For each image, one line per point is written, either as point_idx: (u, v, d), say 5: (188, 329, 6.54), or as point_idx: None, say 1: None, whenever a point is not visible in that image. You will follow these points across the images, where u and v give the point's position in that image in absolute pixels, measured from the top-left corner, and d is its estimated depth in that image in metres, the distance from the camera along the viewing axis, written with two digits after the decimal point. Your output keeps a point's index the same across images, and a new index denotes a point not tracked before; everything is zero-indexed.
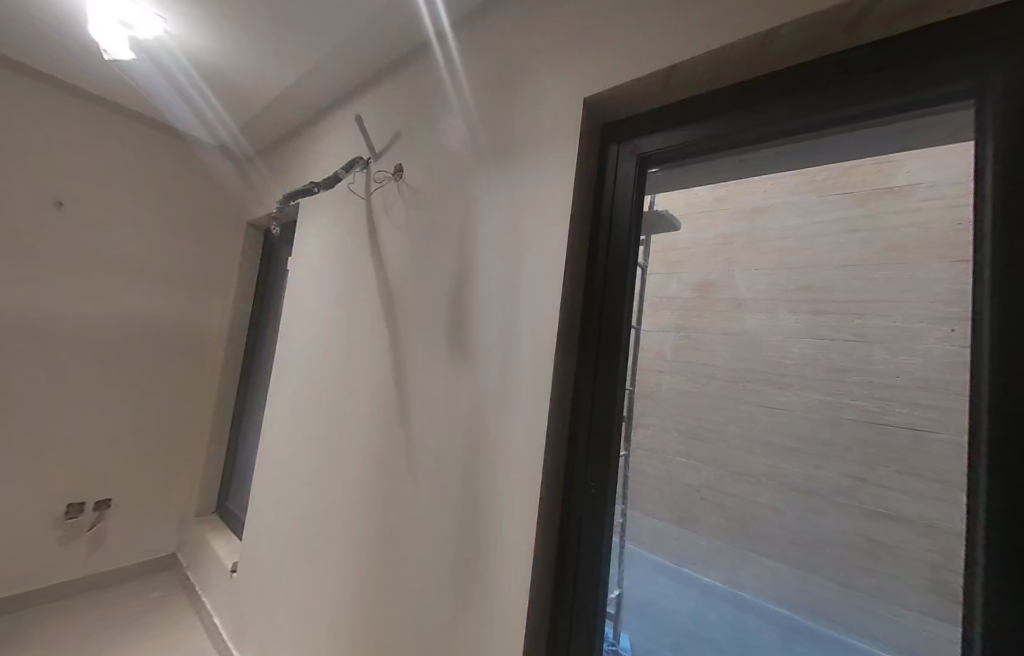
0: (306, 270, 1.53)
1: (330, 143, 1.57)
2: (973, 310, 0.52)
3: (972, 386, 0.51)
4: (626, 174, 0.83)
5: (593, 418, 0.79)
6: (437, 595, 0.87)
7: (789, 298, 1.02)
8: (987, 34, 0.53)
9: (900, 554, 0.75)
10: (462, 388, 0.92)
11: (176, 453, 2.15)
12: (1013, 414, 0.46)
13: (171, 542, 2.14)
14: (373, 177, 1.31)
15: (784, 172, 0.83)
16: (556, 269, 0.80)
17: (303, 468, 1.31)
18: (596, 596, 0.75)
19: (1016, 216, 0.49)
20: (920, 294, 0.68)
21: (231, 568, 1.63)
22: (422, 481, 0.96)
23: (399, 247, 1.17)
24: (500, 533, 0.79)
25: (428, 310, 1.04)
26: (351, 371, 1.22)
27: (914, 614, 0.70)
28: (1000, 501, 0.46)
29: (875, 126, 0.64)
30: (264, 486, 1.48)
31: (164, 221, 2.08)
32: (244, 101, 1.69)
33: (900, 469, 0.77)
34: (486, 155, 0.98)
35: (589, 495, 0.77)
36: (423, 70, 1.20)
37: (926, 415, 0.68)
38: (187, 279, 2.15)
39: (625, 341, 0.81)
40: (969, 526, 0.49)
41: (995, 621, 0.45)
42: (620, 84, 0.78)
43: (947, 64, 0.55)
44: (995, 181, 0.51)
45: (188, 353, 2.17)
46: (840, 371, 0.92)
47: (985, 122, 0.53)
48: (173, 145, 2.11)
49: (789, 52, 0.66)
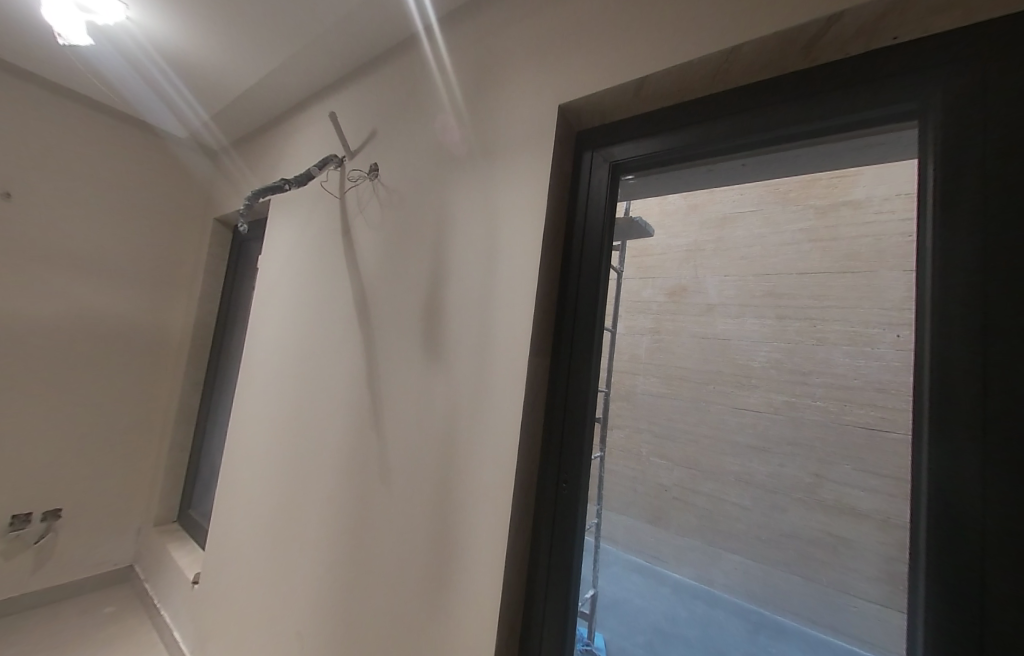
0: (276, 269, 1.48)
1: (304, 138, 1.53)
2: (917, 322, 0.57)
3: (916, 392, 0.55)
4: (600, 180, 0.85)
5: (567, 419, 0.80)
6: (409, 600, 0.86)
7: (755, 303, 1.03)
8: (929, 61, 0.57)
9: (857, 547, 0.79)
10: (437, 389, 0.91)
11: (135, 458, 2.04)
12: (951, 418, 0.51)
13: (127, 554, 2.02)
14: (348, 176, 1.29)
15: (750, 182, 0.87)
16: (530, 272, 0.81)
17: (272, 473, 1.27)
18: (567, 595, 0.76)
19: (956, 236, 0.53)
20: (875, 303, 0.71)
21: (192, 580, 1.56)
22: (396, 485, 0.95)
23: (374, 246, 1.15)
24: (473, 536, 0.79)
25: (404, 310, 1.03)
26: (323, 373, 1.19)
27: (870, 603, 0.74)
28: (940, 498, 0.51)
29: (831, 141, 0.68)
30: (229, 493, 1.42)
31: (124, 216, 1.98)
32: (214, 91, 1.63)
33: (855, 465, 0.81)
34: (465, 156, 0.98)
35: (562, 496, 0.78)
36: (401, 69, 1.19)
37: (876, 415, 0.72)
38: (150, 276, 2.05)
39: (599, 342, 0.82)
40: (914, 522, 0.54)
41: (937, 607, 0.50)
42: (593, 93, 0.80)
43: (894, 87, 0.59)
44: (934, 202, 0.56)
45: (150, 354, 2.07)
46: (803, 374, 0.97)
47: (927, 144, 0.57)
48: (135, 136, 2.01)
49: (752, 69, 0.69)
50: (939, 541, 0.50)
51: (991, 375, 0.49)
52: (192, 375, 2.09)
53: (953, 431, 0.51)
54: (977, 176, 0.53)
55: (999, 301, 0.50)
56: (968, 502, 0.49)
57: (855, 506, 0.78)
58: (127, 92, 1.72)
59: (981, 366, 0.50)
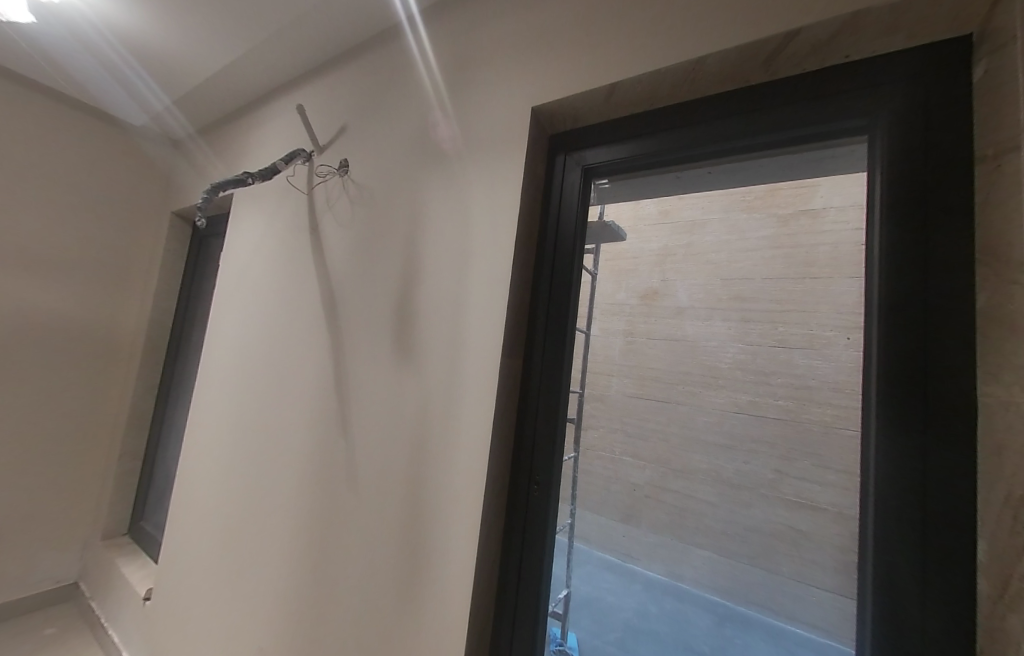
0: (239, 267, 1.41)
1: (272, 131, 1.48)
2: (866, 325, 0.60)
3: (864, 393, 0.59)
4: (572, 184, 0.86)
5: (538, 419, 0.81)
6: (377, 606, 0.84)
7: (722, 307, 1.08)
8: (877, 80, 0.61)
9: (814, 539, 0.83)
10: (408, 390, 0.89)
11: (81, 467, 1.90)
12: (896, 417, 0.54)
13: (72, 570, 1.88)
14: (317, 171, 1.25)
15: (718, 189, 0.90)
16: (503, 272, 0.81)
17: (233, 478, 1.21)
18: (538, 595, 0.76)
19: (899, 245, 0.57)
20: (832, 307, 0.74)
21: (145, 595, 1.46)
22: (363, 488, 0.92)
23: (343, 243, 1.12)
24: (444, 541, 0.78)
25: (374, 310, 1.00)
26: (288, 375, 1.15)
27: (823, 592, 0.78)
28: (885, 492, 0.54)
29: (790, 152, 0.71)
30: (185, 502, 1.34)
31: (72, 208, 1.84)
32: (175, 77, 1.55)
33: (810, 460, 0.85)
34: (437, 154, 0.97)
35: (534, 498, 0.79)
36: (374, 64, 1.17)
37: (831, 412, 0.76)
38: (100, 272, 1.92)
39: (570, 343, 0.83)
40: (863, 515, 0.57)
41: (884, 594, 0.53)
42: (564, 97, 0.81)
43: (845, 103, 0.63)
44: (881, 211, 0.59)
45: (99, 355, 1.93)
46: (765, 374, 1.01)
47: (875, 157, 0.61)
48: (85, 123, 1.88)
49: (716, 80, 0.71)
50: (884, 532, 0.53)
51: (931, 375, 0.53)
52: (146, 377, 1.97)
53: (899, 428, 0.54)
54: (919, 189, 0.56)
55: (937, 307, 0.53)
56: (909, 495, 0.53)
57: (813, 500, 0.81)
58: (80, 75, 1.61)
59: (921, 366, 0.54)
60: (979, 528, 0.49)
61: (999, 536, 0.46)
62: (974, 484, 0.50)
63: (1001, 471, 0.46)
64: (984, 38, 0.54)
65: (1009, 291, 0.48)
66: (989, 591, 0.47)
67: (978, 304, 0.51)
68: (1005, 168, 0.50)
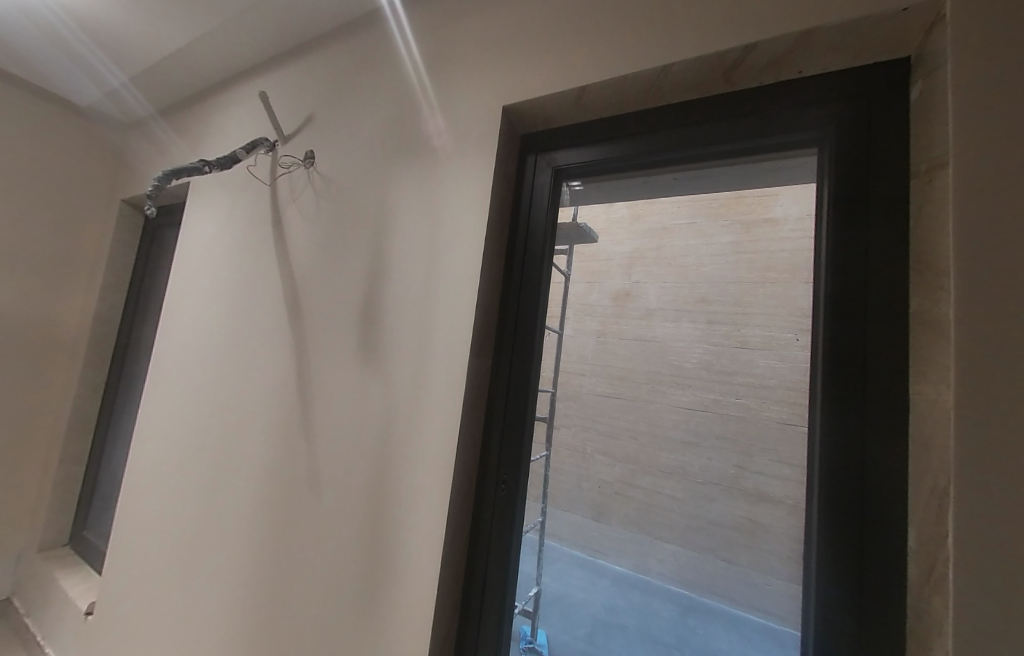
0: (195, 262, 1.34)
1: (234, 119, 1.42)
2: (813, 328, 0.63)
3: (811, 391, 0.62)
4: (543, 184, 0.87)
5: (506, 416, 0.81)
6: (339, 611, 0.82)
7: (688, 308, 1.14)
8: (827, 95, 0.64)
9: (765, 532, 0.86)
10: (374, 389, 0.88)
11: (15, 474, 1.75)
12: (838, 414, 0.58)
13: (3, 586, 1.73)
14: (280, 162, 1.20)
15: (683, 195, 0.92)
16: (473, 269, 0.80)
17: (186, 484, 1.14)
18: (504, 592, 0.76)
19: (846, 251, 0.60)
20: (787, 309, 0.77)
21: (87, 611, 1.37)
22: (325, 491, 0.90)
23: (308, 238, 1.08)
24: (409, 543, 0.76)
25: (339, 307, 0.97)
26: (246, 374, 1.10)
27: (772, 580, 0.82)
28: (828, 485, 0.57)
29: (747, 161, 0.75)
30: (133, 509, 1.26)
31: (9, 193, 1.69)
32: (129, 54, 1.44)
33: (760, 455, 0.88)
34: (407, 149, 0.95)
35: (500, 496, 0.79)
36: (344, 53, 1.14)
37: (781, 409, 0.80)
38: (39, 264, 1.77)
39: (540, 341, 0.83)
40: (808, 507, 0.60)
41: (827, 580, 0.56)
42: (534, 98, 0.81)
43: (797, 116, 0.66)
44: (828, 221, 0.62)
45: (35, 353, 1.78)
46: (728, 373, 1.05)
47: (823, 169, 0.64)
48: (24, 100, 1.72)
49: (680, 88, 0.73)
50: (828, 522, 0.57)
51: (871, 374, 0.57)
52: (90, 377, 1.83)
53: (841, 425, 0.57)
54: (862, 200, 0.60)
55: (876, 310, 0.57)
56: (848, 487, 0.56)
57: (767, 493, 0.83)
58: (25, 53, 1.49)
59: (861, 365, 0.57)
60: (909, 518, 0.52)
61: (926, 523, 0.50)
62: (906, 476, 0.53)
63: (929, 462, 0.50)
64: (921, 61, 0.58)
65: (938, 297, 0.52)
66: (918, 576, 0.50)
67: (911, 308, 0.55)
68: (936, 183, 0.53)
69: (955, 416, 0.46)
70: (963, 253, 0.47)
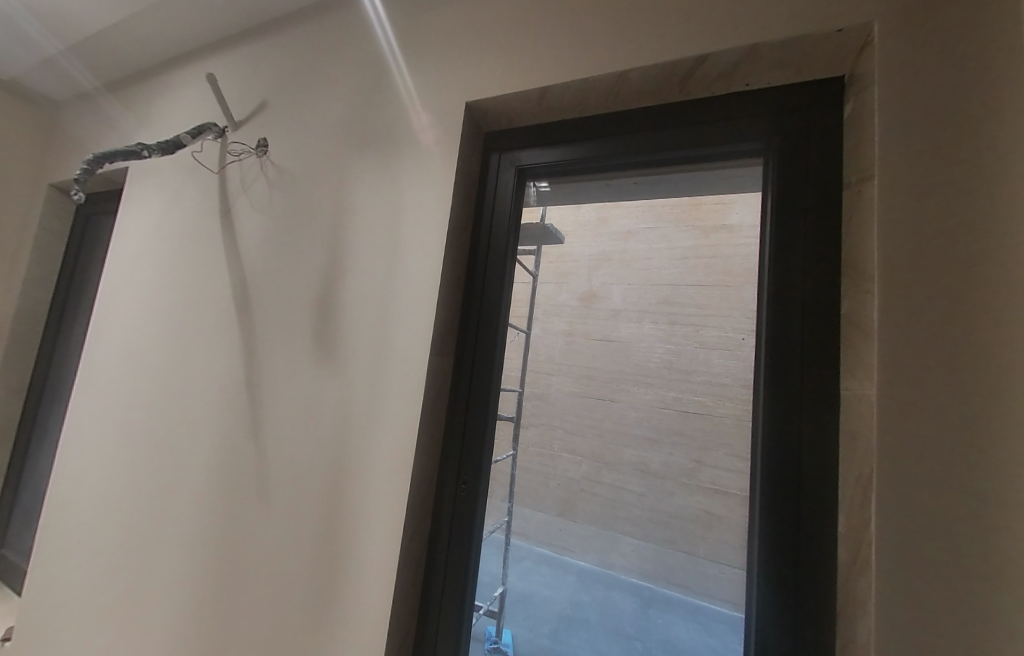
0: (133, 250, 1.25)
1: (182, 101, 1.33)
2: (757, 328, 0.67)
3: (755, 389, 0.65)
4: (506, 183, 0.86)
5: (468, 415, 0.80)
6: (289, 620, 0.78)
7: (652, 310, 1.18)
8: (773, 108, 0.68)
9: (719, 523, 0.90)
10: (329, 388, 0.84)
11: None
12: (779, 410, 0.61)
13: None
14: (231, 150, 1.14)
15: (644, 199, 0.95)
16: (433, 267, 0.79)
17: (119, 491, 1.06)
18: (462, 594, 0.75)
19: (785, 256, 0.64)
20: (739, 312, 0.81)
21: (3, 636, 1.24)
22: (275, 496, 0.86)
23: (259, 229, 1.03)
24: (364, 547, 0.74)
25: (293, 303, 0.93)
26: (190, 373, 1.04)
27: (722, 568, 0.86)
28: (771, 477, 0.60)
29: (701, 168, 0.77)
30: (59, 520, 1.15)
31: None
32: (59, 23, 1.32)
33: (715, 451, 0.92)
34: (368, 140, 0.92)
35: (460, 497, 0.78)
36: (303, 38, 1.10)
37: (734, 405, 0.84)
38: None
39: (502, 340, 0.83)
40: (751, 498, 0.63)
41: (769, 568, 0.59)
42: (497, 96, 0.81)
43: (745, 126, 0.69)
44: (772, 227, 0.66)
45: None
46: (688, 372, 1.10)
47: (768, 177, 0.68)
48: None
49: (639, 94, 0.75)
50: (769, 513, 0.60)
51: (806, 372, 0.60)
52: (12, 377, 1.67)
53: (782, 421, 0.61)
54: (800, 208, 0.64)
55: (812, 313, 0.61)
56: (787, 479, 0.59)
57: (720, 486, 0.87)
58: None
59: (799, 365, 0.61)
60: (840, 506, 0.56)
61: (853, 512, 0.53)
62: (837, 468, 0.57)
63: (856, 455, 0.54)
64: (853, 80, 0.62)
65: (863, 302, 0.56)
66: (845, 561, 0.54)
67: (841, 310, 0.59)
68: (863, 195, 0.58)
69: (878, 412, 0.50)
70: (889, 262, 0.51)
